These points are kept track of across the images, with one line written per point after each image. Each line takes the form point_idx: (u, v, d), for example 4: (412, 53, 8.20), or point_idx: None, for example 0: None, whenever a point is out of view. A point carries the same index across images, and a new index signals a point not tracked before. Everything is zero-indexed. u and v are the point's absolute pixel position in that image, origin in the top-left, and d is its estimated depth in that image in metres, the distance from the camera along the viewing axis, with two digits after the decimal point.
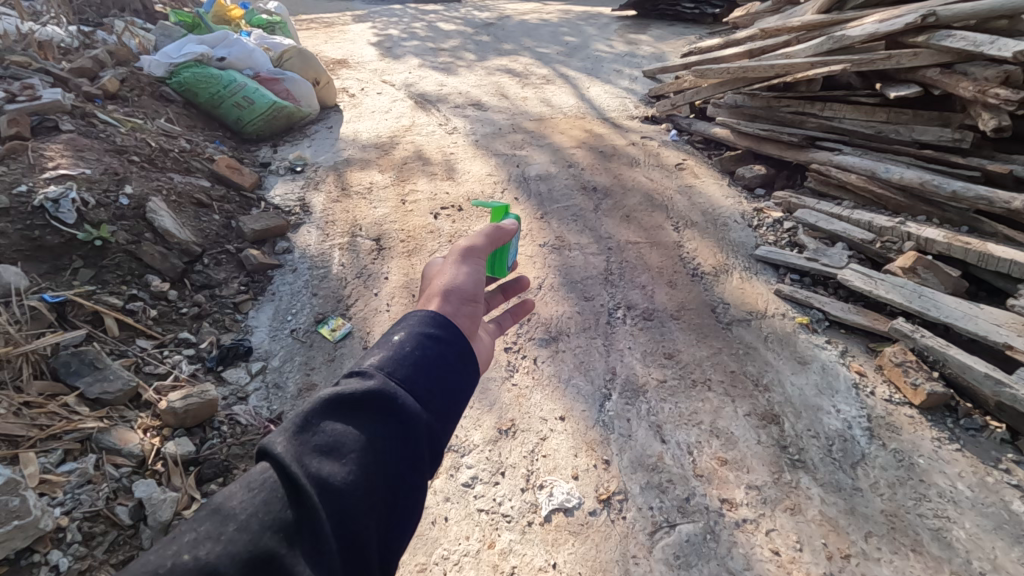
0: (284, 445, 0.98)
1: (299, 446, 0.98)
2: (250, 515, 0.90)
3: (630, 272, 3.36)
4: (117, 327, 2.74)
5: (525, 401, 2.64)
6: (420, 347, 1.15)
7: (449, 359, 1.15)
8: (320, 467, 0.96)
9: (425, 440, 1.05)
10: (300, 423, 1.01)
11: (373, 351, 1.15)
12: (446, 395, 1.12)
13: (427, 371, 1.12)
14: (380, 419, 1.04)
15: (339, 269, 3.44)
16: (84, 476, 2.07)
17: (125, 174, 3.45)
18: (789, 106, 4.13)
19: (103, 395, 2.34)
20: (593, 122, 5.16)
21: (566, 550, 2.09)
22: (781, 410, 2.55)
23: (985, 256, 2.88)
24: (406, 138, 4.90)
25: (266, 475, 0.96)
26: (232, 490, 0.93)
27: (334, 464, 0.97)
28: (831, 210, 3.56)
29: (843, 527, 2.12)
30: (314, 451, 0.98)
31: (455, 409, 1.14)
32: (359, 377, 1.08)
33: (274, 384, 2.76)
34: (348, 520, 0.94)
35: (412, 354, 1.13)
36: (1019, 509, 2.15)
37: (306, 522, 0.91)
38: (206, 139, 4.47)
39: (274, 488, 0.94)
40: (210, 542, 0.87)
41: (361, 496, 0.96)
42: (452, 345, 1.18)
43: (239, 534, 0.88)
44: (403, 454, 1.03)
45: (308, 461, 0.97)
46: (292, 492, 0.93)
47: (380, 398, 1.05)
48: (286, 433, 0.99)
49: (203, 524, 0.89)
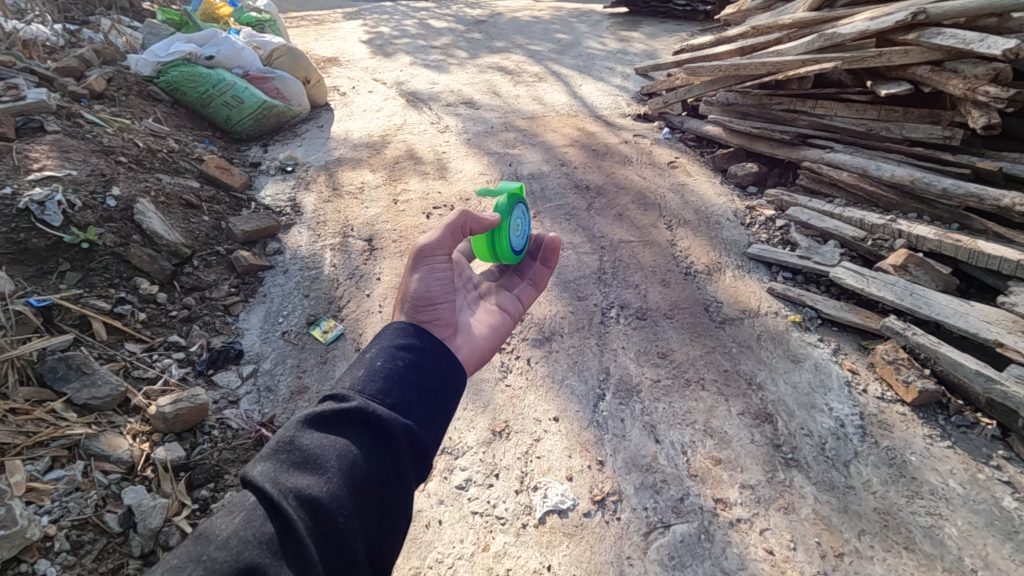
0: (265, 465, 1.08)
1: (278, 466, 1.08)
2: (229, 535, 1.01)
3: (623, 271, 3.36)
4: (105, 330, 2.70)
5: (519, 402, 2.63)
6: (387, 362, 1.29)
7: (414, 373, 1.30)
8: (298, 481, 1.06)
9: (396, 446, 1.16)
10: (278, 445, 1.11)
11: (346, 374, 1.28)
12: (414, 407, 1.25)
13: (394, 385, 1.25)
14: (354, 432, 1.15)
15: (331, 270, 3.41)
16: (72, 483, 2.03)
17: (112, 175, 3.40)
18: (780, 104, 4.14)
19: (91, 401, 2.31)
20: (586, 120, 5.15)
21: (561, 552, 2.09)
22: (774, 409, 2.56)
23: (975, 253, 2.89)
24: (398, 137, 4.87)
25: (248, 495, 1.04)
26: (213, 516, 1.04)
27: (313, 476, 1.07)
28: (823, 208, 3.57)
29: (836, 526, 2.13)
30: (292, 469, 1.08)
31: (425, 420, 1.26)
32: (333, 399, 1.21)
33: (265, 387, 2.73)
34: (328, 526, 1.03)
35: (380, 373, 1.26)
36: (1010, 505, 2.17)
37: (290, 532, 1.00)
38: (195, 138, 4.42)
39: (252, 508, 1.05)
40: (192, 564, 0.96)
41: (340, 504, 1.06)
42: (419, 355, 1.35)
43: (220, 552, 0.98)
44: (378, 463, 1.14)
45: (288, 477, 1.06)
46: (276, 504, 1.01)
47: (352, 414, 1.17)
48: (265, 456, 1.09)
49: (186, 548, 0.99)
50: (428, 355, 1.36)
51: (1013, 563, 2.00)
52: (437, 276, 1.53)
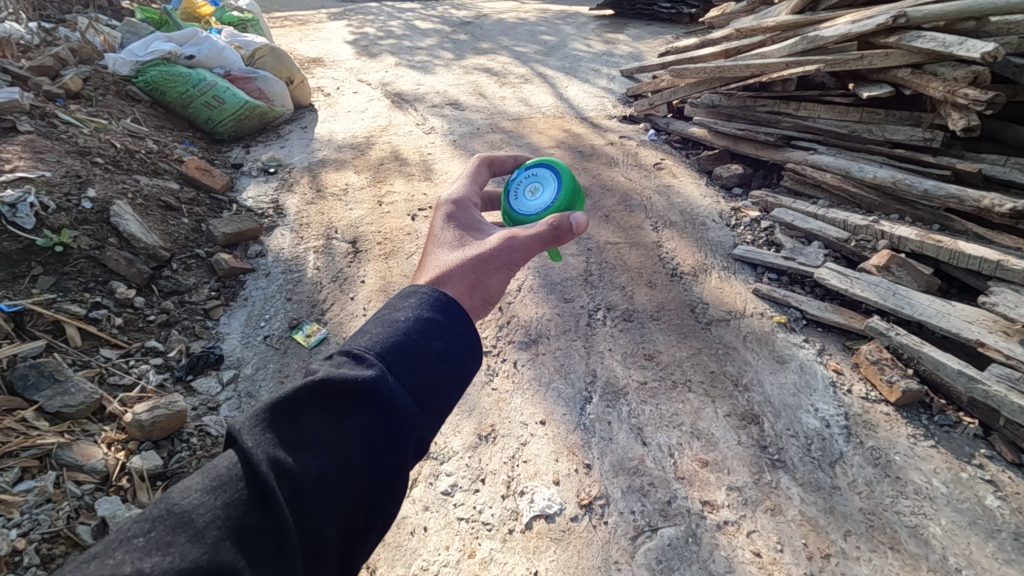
0: (259, 432, 0.97)
1: (271, 437, 0.97)
2: (206, 522, 0.89)
3: (609, 273, 3.35)
4: (79, 336, 2.63)
5: (505, 406, 2.61)
6: (416, 333, 1.11)
7: (443, 351, 1.12)
8: (290, 462, 0.95)
9: (403, 440, 1.02)
10: (276, 411, 1.00)
11: (369, 331, 1.11)
12: (432, 392, 1.08)
13: (418, 364, 1.08)
14: (360, 412, 1.01)
15: (314, 273, 3.36)
16: (43, 495, 1.97)
17: (88, 176, 3.32)
18: (765, 106, 4.17)
19: (64, 409, 2.24)
20: (572, 121, 5.15)
21: (548, 558, 2.06)
22: (761, 410, 2.56)
23: (956, 254, 2.92)
24: (382, 138, 4.82)
25: (235, 466, 0.95)
26: (190, 491, 0.92)
27: (305, 459, 0.96)
28: (807, 209, 3.59)
29: (823, 526, 2.13)
30: (287, 446, 0.97)
31: (440, 405, 1.10)
32: (350, 363, 1.05)
33: (246, 393, 2.67)
34: (311, 521, 0.93)
35: (404, 343, 1.08)
36: (992, 504, 2.18)
37: (271, 521, 0.91)
38: (174, 139, 4.34)
39: (236, 488, 0.92)
40: (160, 554, 0.84)
41: (327, 497, 0.95)
42: (451, 333, 1.15)
43: (191, 546, 0.86)
44: (379, 451, 1.00)
45: (278, 454, 0.95)
46: (261, 487, 0.92)
47: (362, 390, 1.02)
48: (263, 422, 0.99)
49: (155, 529, 0.88)
50: (462, 331, 1.17)
51: (996, 561, 2.01)
52: (507, 273, 1.39)
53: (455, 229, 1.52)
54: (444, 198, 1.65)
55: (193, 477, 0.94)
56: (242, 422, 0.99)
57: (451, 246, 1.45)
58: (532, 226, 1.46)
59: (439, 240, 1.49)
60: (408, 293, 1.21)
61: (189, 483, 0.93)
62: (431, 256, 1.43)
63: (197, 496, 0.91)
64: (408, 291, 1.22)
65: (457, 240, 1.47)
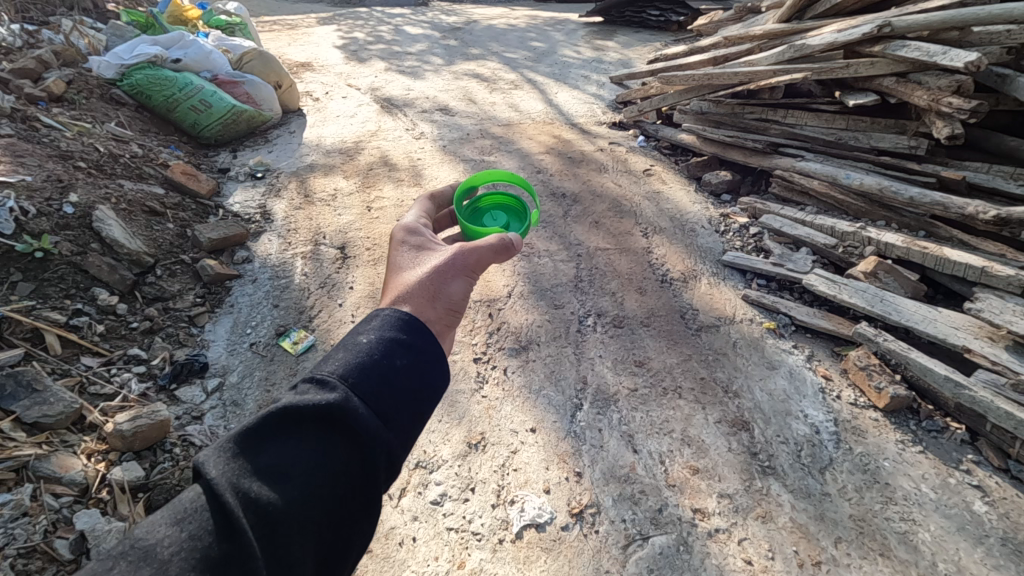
0: (224, 464, 0.94)
1: (237, 468, 0.94)
2: (172, 554, 0.85)
3: (599, 280, 3.34)
4: (59, 344, 2.57)
5: (496, 413, 2.59)
6: (381, 355, 1.09)
7: (410, 371, 1.10)
8: (258, 492, 0.93)
9: (373, 461, 1.00)
10: (240, 441, 0.97)
11: (334, 354, 1.09)
12: (400, 410, 1.06)
13: (383, 385, 1.05)
14: (328, 437, 0.99)
15: (301, 279, 3.32)
16: (19, 508, 1.90)
17: (70, 181, 3.26)
18: (753, 113, 4.21)
19: (42, 419, 2.18)
20: (562, 127, 5.16)
21: (539, 568, 2.04)
22: (751, 416, 2.56)
23: (941, 260, 2.95)
24: (372, 143, 4.79)
25: (201, 498, 0.92)
26: (156, 525, 0.88)
27: (274, 487, 0.94)
28: (796, 215, 3.62)
29: (813, 534, 2.12)
30: (254, 475, 0.94)
31: (409, 424, 1.08)
32: (315, 387, 1.03)
33: (231, 401, 2.62)
34: (281, 550, 0.91)
35: (369, 364, 1.06)
36: (979, 509, 2.19)
37: (240, 553, 0.88)
38: (160, 143, 4.28)
39: (204, 521, 0.89)
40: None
41: (297, 524, 0.93)
42: (418, 353, 1.14)
43: None
44: (348, 475, 0.99)
45: (244, 484, 0.93)
46: (228, 517, 0.89)
47: (328, 414, 0.99)
48: (229, 453, 0.96)
49: (119, 565, 0.83)
50: (428, 350, 1.16)
51: (984, 566, 2.02)
52: (466, 282, 1.40)
53: (410, 250, 1.50)
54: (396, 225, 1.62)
55: (158, 512, 0.90)
56: (206, 454, 0.96)
57: (407, 267, 1.42)
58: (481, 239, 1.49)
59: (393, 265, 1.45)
60: (371, 315, 1.19)
61: (156, 518, 0.89)
62: (392, 277, 1.39)
63: (163, 528, 0.88)
64: (370, 315, 1.19)
65: (414, 261, 1.45)
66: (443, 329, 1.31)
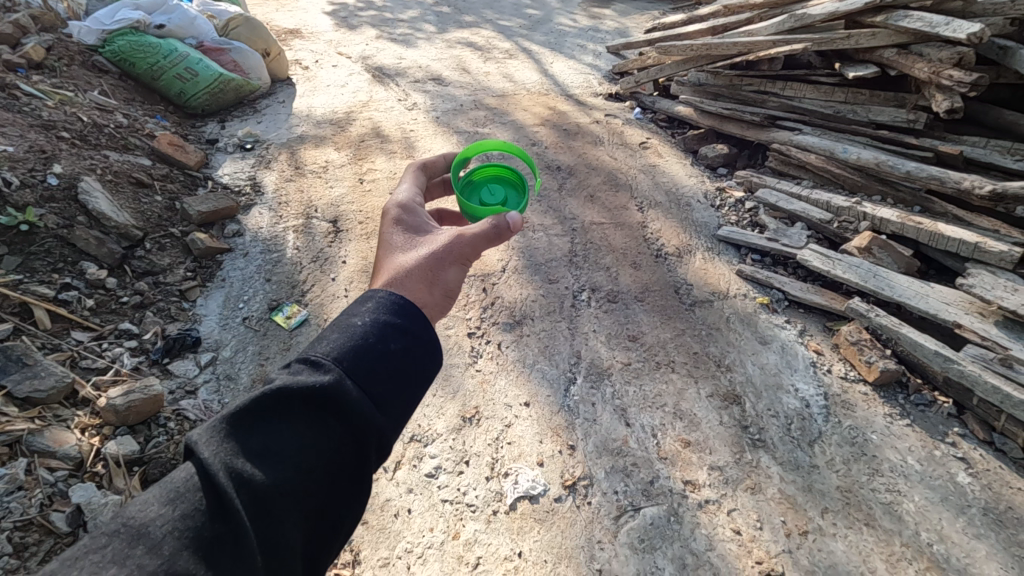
0: (217, 444, 0.94)
1: (230, 448, 0.94)
2: (164, 534, 0.86)
3: (594, 254, 3.33)
4: (49, 318, 2.55)
5: (490, 387, 2.61)
6: (375, 338, 1.07)
7: (406, 353, 1.09)
8: (251, 473, 0.93)
9: (365, 443, 1.00)
10: (232, 420, 0.97)
11: (327, 336, 1.08)
12: (394, 393, 1.05)
13: (377, 368, 1.04)
14: (320, 419, 0.98)
15: (294, 253, 3.29)
16: (14, 482, 1.90)
17: (53, 152, 3.18)
18: (751, 85, 4.14)
19: (34, 393, 2.16)
20: (557, 99, 5.07)
21: (532, 538, 2.07)
22: (742, 390, 2.59)
23: (935, 235, 2.95)
24: (363, 114, 4.70)
25: (193, 477, 0.92)
26: (148, 503, 0.89)
27: (266, 468, 0.94)
28: (792, 190, 3.61)
29: (801, 504, 2.17)
30: (246, 455, 0.94)
31: (403, 407, 1.07)
32: (308, 369, 1.02)
33: (225, 375, 2.62)
34: (273, 529, 0.91)
35: (363, 347, 1.05)
36: (963, 480, 2.24)
37: (233, 531, 0.89)
38: (146, 113, 4.17)
39: (196, 498, 0.90)
40: (115, 567, 0.81)
41: (290, 504, 0.93)
42: (413, 336, 1.12)
43: (149, 558, 0.83)
44: (339, 458, 0.98)
45: (236, 464, 0.93)
46: (220, 496, 0.90)
47: (321, 397, 0.98)
48: (221, 433, 0.95)
49: (112, 543, 0.84)
50: (422, 333, 1.15)
51: (966, 535, 2.07)
52: (460, 267, 1.39)
53: (404, 232, 1.48)
54: (389, 202, 1.59)
55: (151, 490, 0.91)
56: (199, 433, 0.96)
57: (402, 249, 1.40)
58: (475, 223, 1.47)
59: (388, 244, 1.43)
60: (365, 297, 1.17)
61: (148, 496, 0.90)
62: (386, 259, 1.38)
63: (156, 507, 0.88)
64: (364, 296, 1.18)
65: (408, 242, 1.43)
66: (437, 314, 1.31)
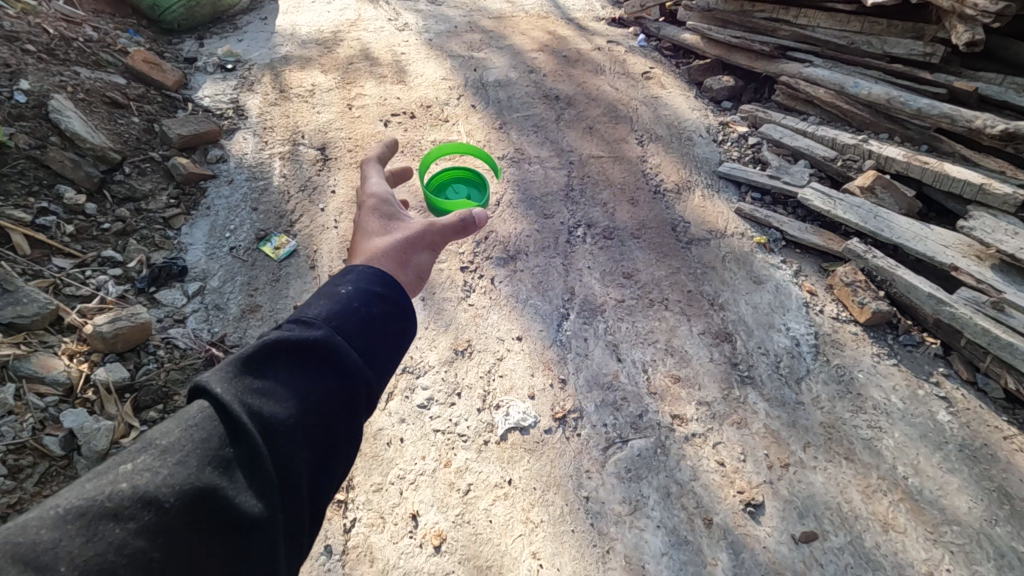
0: (219, 386, 0.90)
1: (234, 388, 0.90)
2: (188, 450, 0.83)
3: (591, 189, 3.24)
4: (27, 244, 2.46)
5: (482, 321, 2.60)
6: (360, 300, 1.06)
7: (391, 315, 1.09)
8: (256, 410, 0.89)
9: (361, 392, 0.99)
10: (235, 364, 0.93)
11: (313, 299, 1.05)
12: (384, 349, 1.05)
13: (368, 325, 1.04)
14: (320, 367, 0.97)
15: (281, 182, 3.17)
16: (4, 407, 1.88)
17: (18, 66, 2.97)
18: (762, 12, 3.91)
19: (18, 319, 2.12)
20: (557, 22, 4.78)
21: (522, 467, 2.12)
22: (734, 328, 2.60)
23: (940, 176, 2.88)
24: (351, 34, 4.41)
25: (196, 417, 0.87)
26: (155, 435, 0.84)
27: (271, 407, 0.90)
28: (797, 125, 3.48)
29: (785, 438, 2.22)
30: (251, 395, 0.91)
31: (391, 368, 1.06)
32: (301, 324, 1.00)
33: (214, 305, 2.58)
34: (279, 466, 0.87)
35: (352, 308, 1.04)
36: (943, 418, 2.29)
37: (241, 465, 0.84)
38: (116, 26, 3.88)
39: (201, 432, 0.85)
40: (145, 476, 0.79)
41: (296, 442, 0.90)
42: (395, 301, 1.12)
43: (176, 468, 0.81)
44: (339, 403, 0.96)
45: (240, 403, 0.89)
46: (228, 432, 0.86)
47: (321, 345, 0.97)
48: (224, 374, 0.92)
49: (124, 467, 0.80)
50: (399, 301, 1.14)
51: (941, 469, 2.13)
52: (433, 255, 1.38)
53: (379, 220, 1.47)
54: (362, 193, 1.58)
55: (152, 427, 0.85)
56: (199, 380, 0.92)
57: (376, 235, 1.39)
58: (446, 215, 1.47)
59: (362, 232, 1.42)
60: (345, 270, 1.15)
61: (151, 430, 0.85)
62: (360, 245, 1.36)
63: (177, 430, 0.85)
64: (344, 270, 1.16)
65: (383, 228, 1.42)
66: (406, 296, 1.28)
